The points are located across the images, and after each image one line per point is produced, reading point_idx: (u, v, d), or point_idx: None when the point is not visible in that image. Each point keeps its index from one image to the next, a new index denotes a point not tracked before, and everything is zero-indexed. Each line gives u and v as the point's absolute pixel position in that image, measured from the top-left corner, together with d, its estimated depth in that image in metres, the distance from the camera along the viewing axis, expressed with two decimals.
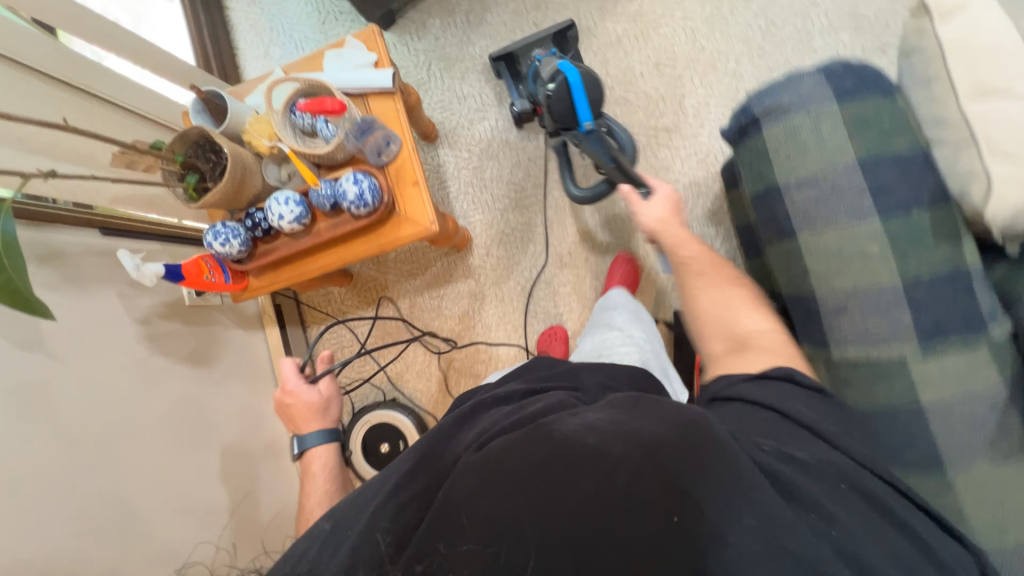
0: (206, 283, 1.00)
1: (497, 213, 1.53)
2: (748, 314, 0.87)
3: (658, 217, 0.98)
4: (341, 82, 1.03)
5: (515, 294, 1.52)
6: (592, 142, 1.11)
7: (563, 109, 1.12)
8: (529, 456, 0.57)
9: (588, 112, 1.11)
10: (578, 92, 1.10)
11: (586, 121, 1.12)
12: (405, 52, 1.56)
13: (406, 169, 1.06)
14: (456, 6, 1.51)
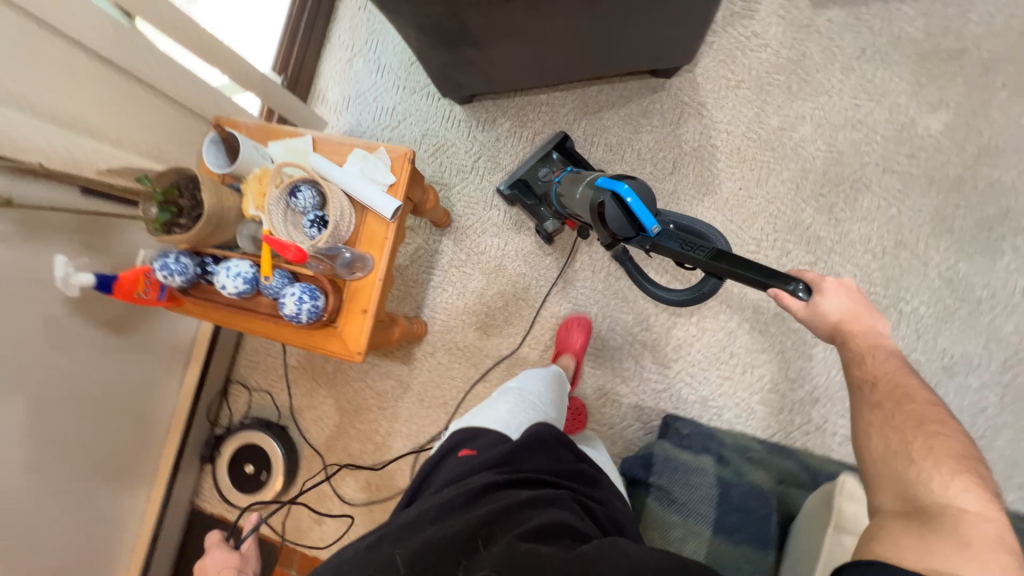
0: (135, 298, 1.02)
1: (461, 323, 1.54)
2: (952, 484, 0.62)
3: (838, 316, 0.82)
4: (349, 186, 1.04)
5: (434, 403, 1.53)
6: (671, 245, 0.90)
7: (618, 225, 0.93)
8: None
9: (654, 217, 0.90)
10: (639, 205, 0.91)
11: (652, 225, 0.91)
12: (466, 134, 1.59)
13: (363, 298, 1.04)
14: (530, 121, 1.55)
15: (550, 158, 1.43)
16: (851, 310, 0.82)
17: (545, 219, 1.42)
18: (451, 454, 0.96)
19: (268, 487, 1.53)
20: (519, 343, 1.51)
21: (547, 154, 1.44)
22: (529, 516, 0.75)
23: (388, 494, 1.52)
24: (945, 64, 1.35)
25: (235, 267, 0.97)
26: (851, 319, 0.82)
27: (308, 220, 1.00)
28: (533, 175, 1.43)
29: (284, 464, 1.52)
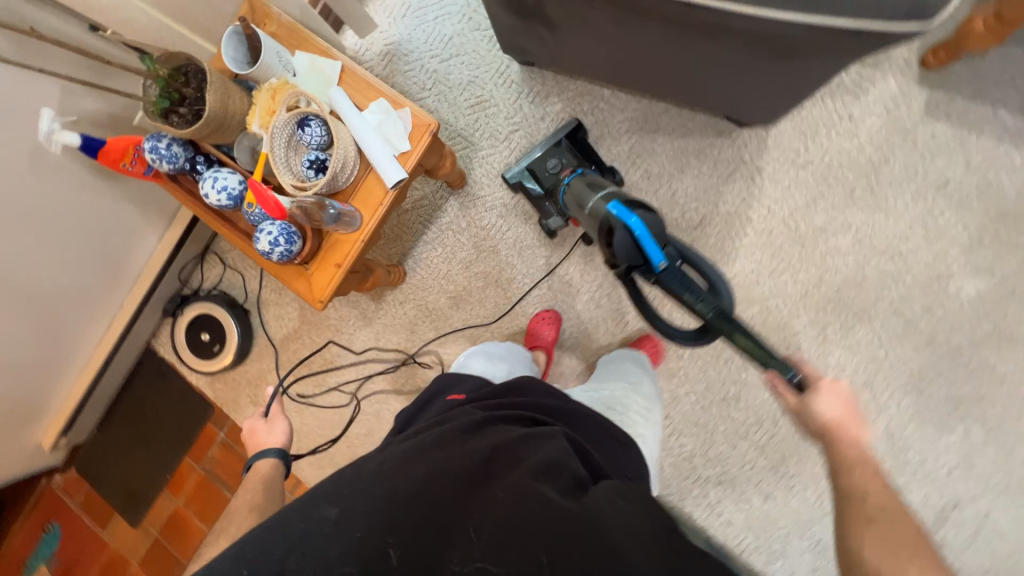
0: (120, 168, 0.99)
1: (437, 286, 1.55)
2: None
3: (832, 416, 0.80)
4: (359, 136, 0.98)
5: (386, 346, 1.60)
6: (672, 284, 0.89)
7: (626, 251, 0.89)
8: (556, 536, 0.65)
9: (663, 254, 0.87)
10: (647, 238, 0.87)
11: (658, 260, 0.88)
12: (513, 99, 1.47)
13: (340, 253, 1.03)
14: (581, 114, 1.43)
15: (561, 150, 1.36)
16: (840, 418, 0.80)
17: (550, 215, 1.38)
18: (438, 397, 0.99)
19: (216, 361, 1.64)
20: (484, 326, 1.53)
21: (558, 144, 1.37)
22: (522, 459, 0.75)
23: (319, 406, 1.64)
24: (1015, 233, 1.25)
25: (223, 180, 0.94)
26: (841, 425, 0.80)
27: (308, 159, 0.96)
28: (541, 166, 1.36)
29: (237, 346, 1.62)
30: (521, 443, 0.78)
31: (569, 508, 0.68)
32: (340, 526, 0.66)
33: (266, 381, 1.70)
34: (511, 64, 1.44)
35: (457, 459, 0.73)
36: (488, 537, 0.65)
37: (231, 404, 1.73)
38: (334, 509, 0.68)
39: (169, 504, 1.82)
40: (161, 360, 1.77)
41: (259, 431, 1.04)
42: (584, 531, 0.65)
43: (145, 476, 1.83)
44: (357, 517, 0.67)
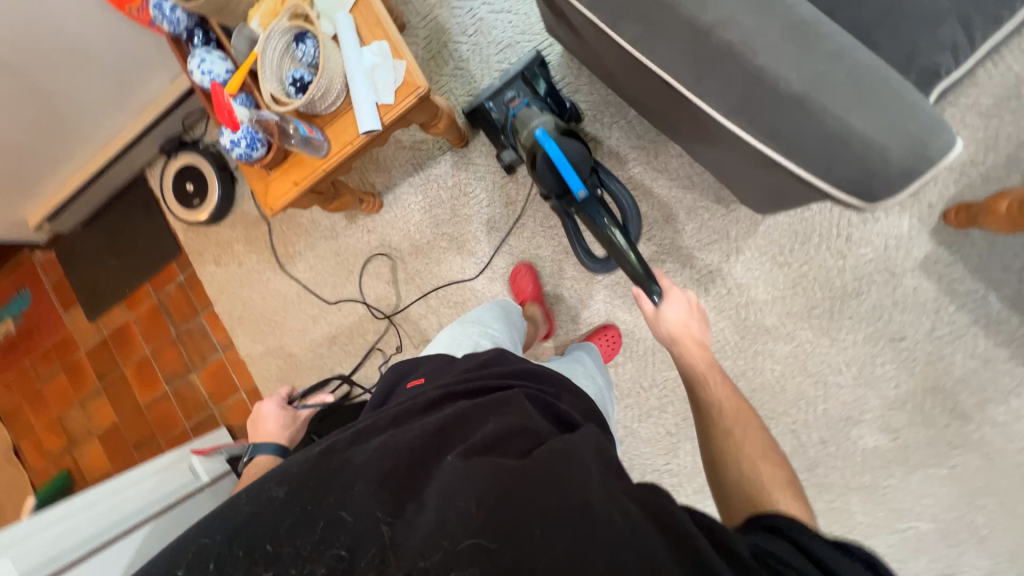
0: (126, 11, 1.01)
1: (406, 230, 1.61)
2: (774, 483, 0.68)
3: (674, 323, 1.00)
4: (350, 70, 0.98)
5: (344, 263, 1.69)
6: (589, 209, 1.15)
7: (553, 178, 1.14)
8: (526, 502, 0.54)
9: (580, 183, 1.09)
10: (566, 167, 1.10)
11: (579, 189, 1.10)
12: None
13: (300, 173, 1.06)
14: (598, 125, 1.40)
15: (519, 84, 1.31)
16: (675, 336, 0.99)
17: (506, 148, 1.39)
18: (401, 382, 0.92)
19: (190, 213, 1.73)
20: (431, 283, 1.60)
21: (518, 77, 1.31)
22: (478, 426, 0.68)
23: (270, 288, 1.77)
24: (936, 410, 1.25)
25: (208, 64, 0.97)
26: (681, 330, 0.99)
27: (293, 74, 0.97)
28: (499, 101, 1.32)
29: (213, 210, 1.70)
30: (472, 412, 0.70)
31: (540, 466, 0.58)
32: (285, 502, 0.60)
33: (231, 248, 1.81)
34: (553, 44, 1.39)
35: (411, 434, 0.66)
36: (453, 516, 0.54)
37: (196, 255, 1.86)
38: (306, 505, 0.59)
39: (122, 316, 2.02)
40: (149, 190, 1.88)
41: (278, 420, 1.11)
42: (551, 491, 0.55)
43: (108, 285, 2.00)
44: (331, 518, 0.57)
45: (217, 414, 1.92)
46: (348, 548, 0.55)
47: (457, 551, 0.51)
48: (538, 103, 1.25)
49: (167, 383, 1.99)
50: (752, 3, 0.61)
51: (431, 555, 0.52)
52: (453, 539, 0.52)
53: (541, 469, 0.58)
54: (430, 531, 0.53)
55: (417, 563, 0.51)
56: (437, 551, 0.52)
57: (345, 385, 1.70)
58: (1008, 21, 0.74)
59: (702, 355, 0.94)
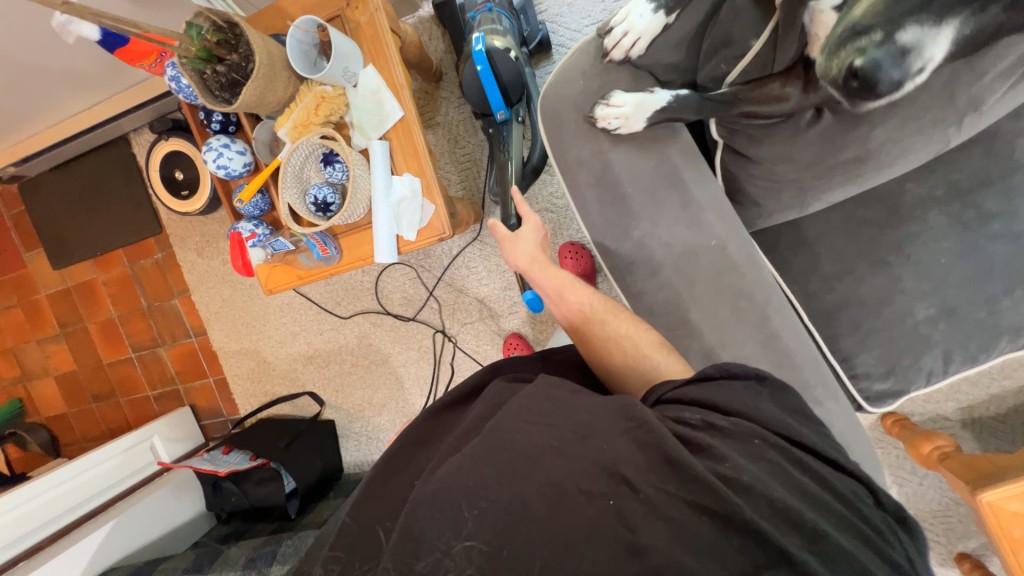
0: (135, 63, 0.87)
1: (402, 279, 1.63)
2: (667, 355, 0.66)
3: (525, 258, 0.79)
4: (375, 197, 0.94)
5: (331, 295, 1.70)
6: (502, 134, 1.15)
7: (480, 96, 1.09)
8: (489, 460, 0.55)
9: (500, 105, 1.06)
10: (491, 85, 1.04)
11: (498, 109, 1.09)
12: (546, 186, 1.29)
13: (305, 270, 1.01)
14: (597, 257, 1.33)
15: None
16: (523, 270, 0.79)
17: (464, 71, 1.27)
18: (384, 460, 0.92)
19: (178, 203, 1.62)
20: (415, 335, 1.64)
21: None
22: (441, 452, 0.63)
23: (256, 294, 1.77)
24: None
25: (226, 158, 0.91)
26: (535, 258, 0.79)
27: (315, 193, 0.92)
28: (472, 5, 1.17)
29: (201, 207, 1.59)
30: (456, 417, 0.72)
31: (484, 445, 0.56)
32: None
33: (216, 243, 1.75)
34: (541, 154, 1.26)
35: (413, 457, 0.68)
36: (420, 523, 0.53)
37: (179, 238, 1.79)
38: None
39: (89, 272, 1.94)
40: (133, 157, 1.74)
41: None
42: (492, 453, 0.55)
43: (72, 239, 1.88)
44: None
45: (182, 392, 1.94)
46: (346, 553, 0.58)
47: (451, 553, 0.51)
48: (504, 12, 1.10)
49: (132, 350, 1.98)
50: (766, 352, 0.67)
51: (428, 555, 0.51)
52: (450, 537, 0.52)
53: (491, 429, 0.58)
54: (420, 522, 0.53)
55: (415, 565, 0.51)
56: (434, 550, 0.51)
57: (315, 403, 1.77)
58: (984, 363, 0.80)
59: (558, 282, 0.77)
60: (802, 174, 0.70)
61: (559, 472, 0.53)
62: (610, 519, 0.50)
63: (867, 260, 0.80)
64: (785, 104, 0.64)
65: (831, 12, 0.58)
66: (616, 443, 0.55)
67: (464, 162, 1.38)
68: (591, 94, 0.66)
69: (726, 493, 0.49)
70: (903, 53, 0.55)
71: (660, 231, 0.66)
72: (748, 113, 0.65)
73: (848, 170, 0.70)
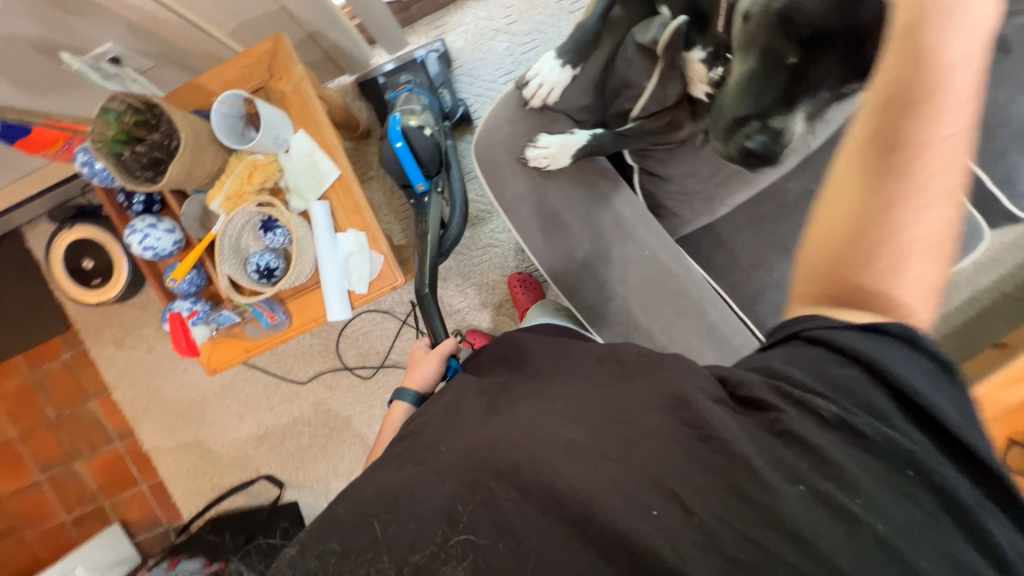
0: (38, 152, 0.83)
1: (354, 336, 1.58)
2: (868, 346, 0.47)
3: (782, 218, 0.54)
4: (322, 256, 0.94)
5: (277, 366, 1.60)
6: (423, 204, 1.12)
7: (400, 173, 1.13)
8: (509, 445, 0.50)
9: (420, 177, 1.07)
10: (408, 159, 1.07)
11: (418, 181, 1.09)
12: (494, 232, 1.39)
13: (253, 341, 0.97)
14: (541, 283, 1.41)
15: (417, 70, 1.25)
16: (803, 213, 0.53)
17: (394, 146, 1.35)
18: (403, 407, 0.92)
19: (87, 294, 1.47)
20: (377, 391, 1.58)
21: (417, 63, 1.27)
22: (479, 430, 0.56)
23: (191, 379, 1.62)
24: None
25: (153, 239, 0.87)
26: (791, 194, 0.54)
27: (256, 260, 0.90)
28: (392, 80, 1.27)
29: (120, 292, 1.46)
30: (478, 386, 0.66)
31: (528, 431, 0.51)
32: None
33: (139, 331, 1.60)
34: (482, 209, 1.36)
35: (419, 438, 0.59)
36: (437, 509, 0.46)
37: (91, 333, 1.61)
38: None
39: None
40: (28, 252, 1.57)
41: (419, 361, 0.95)
42: (537, 438, 0.50)
43: None
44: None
45: (108, 508, 1.68)
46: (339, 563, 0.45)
47: (447, 547, 0.44)
48: (423, 91, 1.21)
49: (39, 471, 1.70)
50: (710, 342, 0.75)
51: (423, 546, 0.44)
52: (445, 528, 0.45)
53: (533, 419, 0.53)
54: (411, 512, 0.47)
55: (410, 558, 0.44)
56: (429, 545, 0.44)
57: (274, 486, 1.62)
58: None
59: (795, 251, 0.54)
60: (706, 185, 0.82)
61: (595, 459, 0.46)
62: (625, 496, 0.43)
63: (774, 250, 0.93)
64: (682, 133, 0.78)
65: (699, 63, 0.73)
66: (646, 439, 0.46)
67: (402, 209, 1.41)
68: (518, 138, 0.74)
69: (769, 478, 0.40)
70: (779, 133, 0.71)
71: (601, 250, 0.73)
72: (653, 142, 0.78)
73: (741, 178, 0.83)
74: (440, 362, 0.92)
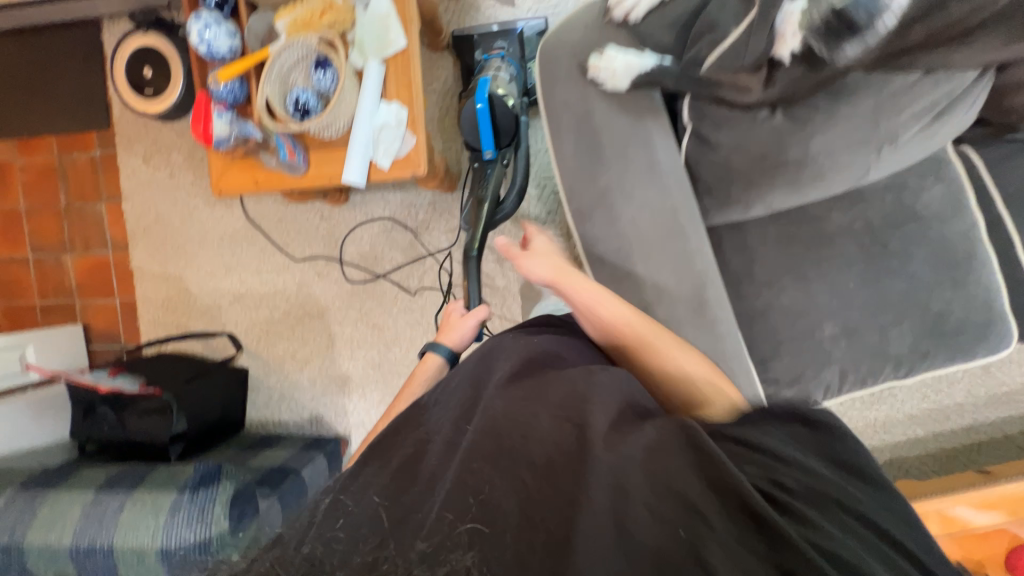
0: None
1: (359, 236, 1.58)
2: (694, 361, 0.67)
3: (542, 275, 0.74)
4: (359, 117, 0.94)
5: (278, 235, 1.61)
6: (485, 172, 1.12)
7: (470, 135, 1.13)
8: (526, 449, 0.47)
9: (491, 146, 1.08)
10: (486, 125, 1.07)
11: (487, 148, 1.10)
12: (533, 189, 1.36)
13: (265, 175, 0.99)
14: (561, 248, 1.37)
15: (512, 39, 1.24)
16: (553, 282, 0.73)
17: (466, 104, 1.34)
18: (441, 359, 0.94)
19: (136, 100, 1.51)
20: (361, 296, 1.59)
21: (515, 32, 1.26)
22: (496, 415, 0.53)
23: (197, 219, 1.65)
24: None
25: (212, 35, 0.88)
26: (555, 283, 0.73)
27: (298, 94, 0.91)
28: (487, 43, 1.27)
29: (166, 109, 1.49)
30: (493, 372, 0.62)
31: (546, 426, 0.50)
32: None
33: (168, 155, 1.64)
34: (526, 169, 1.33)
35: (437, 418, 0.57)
36: (458, 496, 0.44)
37: (125, 140, 1.65)
38: None
39: (7, 153, 1.73)
40: (99, 44, 1.62)
41: (454, 320, 0.98)
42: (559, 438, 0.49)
43: (4, 115, 1.69)
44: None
45: (77, 308, 1.72)
46: (358, 543, 0.42)
47: (454, 533, 0.41)
48: (513, 60, 1.20)
49: (31, 249, 1.75)
50: (695, 317, 0.74)
51: (433, 535, 0.41)
52: (455, 517, 0.42)
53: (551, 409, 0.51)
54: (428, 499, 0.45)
55: (416, 545, 0.41)
56: (439, 530, 0.42)
57: (232, 346, 1.64)
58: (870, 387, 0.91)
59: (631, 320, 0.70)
60: (750, 169, 0.80)
61: (632, 482, 0.44)
62: (682, 553, 0.40)
63: (793, 275, 0.89)
64: (748, 97, 0.74)
65: (796, 13, 0.67)
66: (693, 460, 0.45)
67: (451, 133, 1.44)
68: (587, 48, 0.73)
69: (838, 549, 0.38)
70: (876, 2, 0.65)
71: (624, 185, 0.71)
72: (718, 99, 0.76)
73: (787, 173, 0.80)
74: (476, 324, 0.97)
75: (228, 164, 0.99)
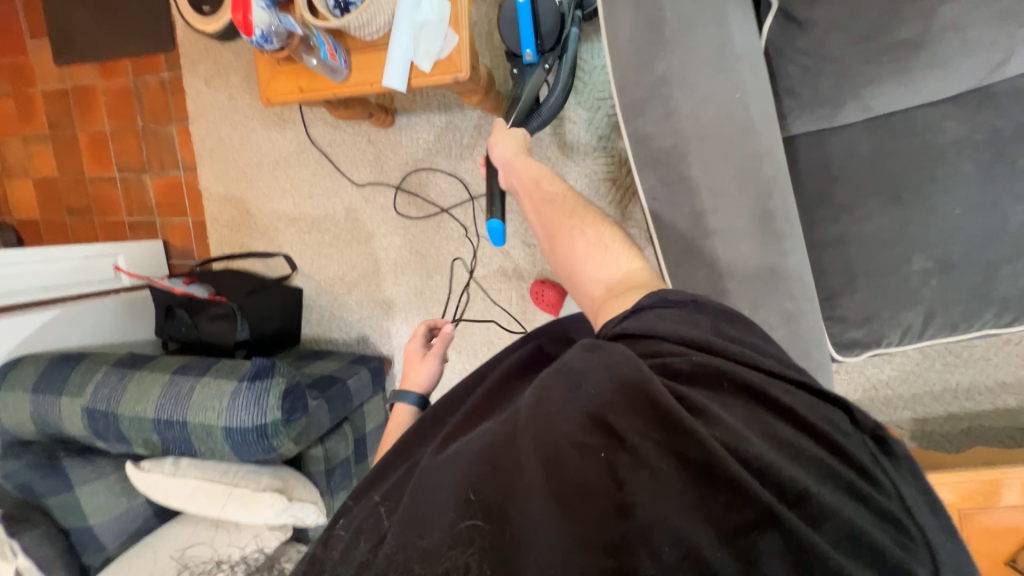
0: None
1: (405, 161, 1.56)
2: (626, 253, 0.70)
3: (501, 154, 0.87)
4: (400, 15, 0.89)
5: (330, 156, 1.64)
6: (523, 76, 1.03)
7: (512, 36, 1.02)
8: (471, 446, 0.51)
9: (530, 43, 0.97)
10: (526, 17, 0.97)
11: (527, 49, 0.99)
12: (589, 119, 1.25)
13: (309, 81, 0.97)
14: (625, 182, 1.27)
15: None
16: (506, 158, 0.86)
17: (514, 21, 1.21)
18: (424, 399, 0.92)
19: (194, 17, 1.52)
20: (407, 223, 1.60)
21: None
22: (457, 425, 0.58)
23: (255, 142, 1.71)
24: None
25: None
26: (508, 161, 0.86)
27: None
28: None
29: (223, 27, 1.50)
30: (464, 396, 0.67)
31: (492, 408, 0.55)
32: None
33: (227, 77, 1.68)
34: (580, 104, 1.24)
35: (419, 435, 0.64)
36: (431, 487, 0.49)
37: (189, 61, 1.70)
38: None
39: (90, 77, 1.85)
40: None
41: (416, 362, 0.96)
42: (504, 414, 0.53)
43: (86, 37, 1.79)
44: None
45: (157, 225, 1.89)
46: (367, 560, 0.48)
47: (456, 530, 0.45)
48: None
49: (117, 169, 1.91)
50: (759, 229, 0.67)
51: (434, 531, 0.46)
52: (455, 512, 0.47)
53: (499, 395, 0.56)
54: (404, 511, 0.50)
55: (418, 541, 0.46)
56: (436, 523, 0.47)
57: (288, 266, 1.74)
58: (961, 332, 0.82)
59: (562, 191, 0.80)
60: (847, 53, 0.75)
61: (560, 428, 0.48)
62: (602, 473, 0.45)
63: (882, 198, 0.80)
64: None
65: None
66: (602, 400, 0.49)
67: (498, 48, 1.33)
68: None
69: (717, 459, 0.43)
70: None
71: (686, 71, 0.63)
72: None
73: (897, 54, 0.74)
74: (439, 360, 0.95)
75: (275, 70, 0.99)
